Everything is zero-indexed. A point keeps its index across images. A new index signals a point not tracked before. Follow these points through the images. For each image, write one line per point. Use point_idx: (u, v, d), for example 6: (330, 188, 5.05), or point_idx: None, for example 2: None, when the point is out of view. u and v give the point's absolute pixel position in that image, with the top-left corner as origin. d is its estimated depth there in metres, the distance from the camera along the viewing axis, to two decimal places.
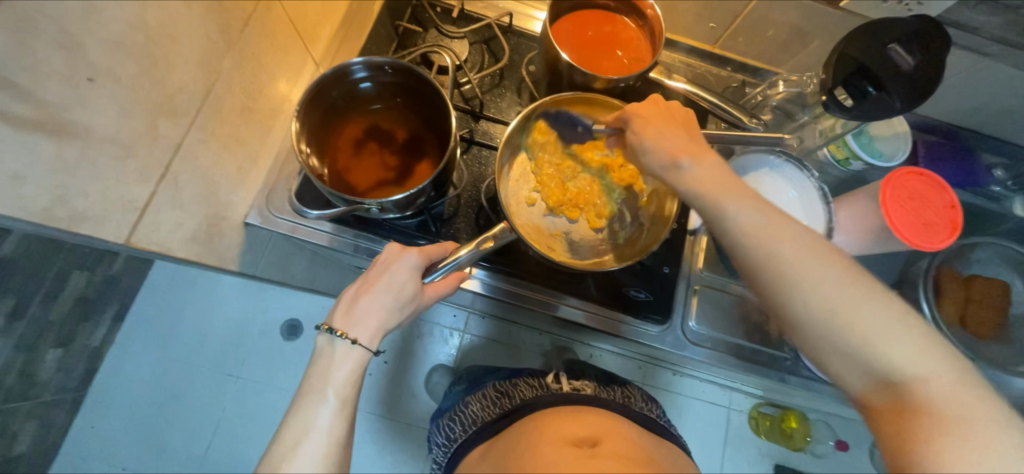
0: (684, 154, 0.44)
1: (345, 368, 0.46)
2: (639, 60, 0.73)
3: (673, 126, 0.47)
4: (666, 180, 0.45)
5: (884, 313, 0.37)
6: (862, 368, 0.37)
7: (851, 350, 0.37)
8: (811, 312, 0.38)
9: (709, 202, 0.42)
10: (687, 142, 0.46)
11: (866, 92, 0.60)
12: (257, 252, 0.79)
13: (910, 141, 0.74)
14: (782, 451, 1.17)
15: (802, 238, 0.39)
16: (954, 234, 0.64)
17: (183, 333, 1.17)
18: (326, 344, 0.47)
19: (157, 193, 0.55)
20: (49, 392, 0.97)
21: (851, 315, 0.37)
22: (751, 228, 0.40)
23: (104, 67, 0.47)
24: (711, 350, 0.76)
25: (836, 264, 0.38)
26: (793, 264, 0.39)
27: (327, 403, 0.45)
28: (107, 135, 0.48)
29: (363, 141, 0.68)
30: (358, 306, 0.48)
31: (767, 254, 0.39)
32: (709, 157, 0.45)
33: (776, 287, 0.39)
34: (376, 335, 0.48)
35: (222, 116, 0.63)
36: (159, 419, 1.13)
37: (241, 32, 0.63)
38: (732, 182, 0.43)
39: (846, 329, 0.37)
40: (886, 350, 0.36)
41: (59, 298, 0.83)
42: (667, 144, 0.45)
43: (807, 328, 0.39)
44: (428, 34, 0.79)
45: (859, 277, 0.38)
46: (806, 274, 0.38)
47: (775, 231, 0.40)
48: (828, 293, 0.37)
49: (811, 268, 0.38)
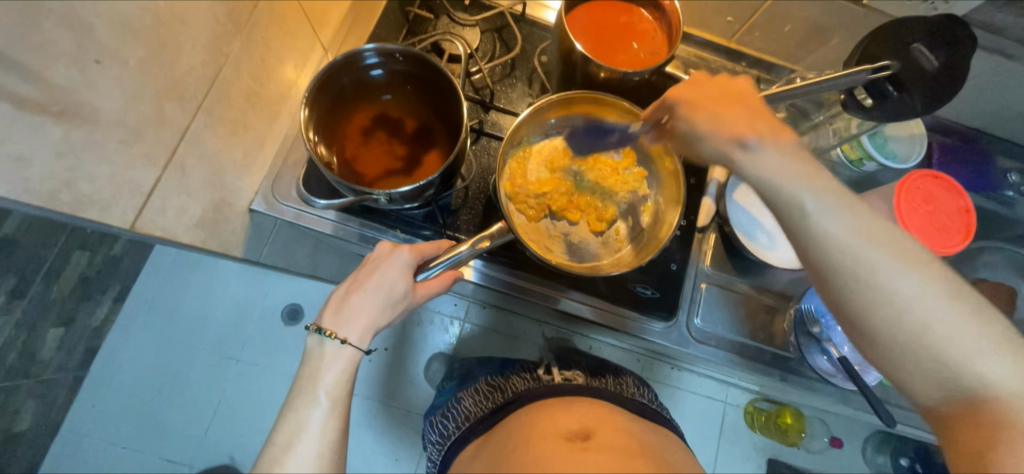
0: (749, 134, 0.40)
1: (336, 368, 0.46)
2: (655, 53, 0.72)
3: (742, 106, 0.43)
4: (727, 162, 0.41)
5: (976, 323, 0.34)
6: (946, 384, 0.35)
7: (938, 361, 0.34)
8: (897, 316, 0.35)
9: (784, 188, 0.39)
10: (758, 121, 0.42)
11: (887, 93, 0.58)
12: (261, 239, 0.78)
13: (925, 144, 0.73)
14: (776, 447, 1.19)
15: (890, 238, 0.36)
16: (967, 240, 0.64)
17: (182, 317, 1.17)
18: (315, 344, 0.47)
19: (164, 178, 0.55)
20: (50, 372, 0.97)
21: (940, 318, 0.34)
22: (829, 219, 0.37)
23: (111, 47, 0.46)
24: (715, 349, 0.76)
25: (926, 268, 0.36)
26: (879, 257, 0.36)
27: (318, 404, 0.44)
28: (114, 118, 0.47)
29: (371, 129, 0.66)
30: (348, 304, 0.48)
31: (850, 250, 0.36)
32: (785, 138, 0.41)
33: (859, 287, 0.36)
34: (367, 334, 0.48)
35: (229, 100, 0.62)
36: (159, 401, 1.14)
37: (249, 13, 0.62)
38: (804, 166, 0.39)
39: (935, 338, 0.34)
40: (976, 359, 0.34)
41: (61, 278, 0.81)
42: (737, 123, 0.41)
43: (888, 333, 0.36)
44: (439, 21, 0.78)
45: (955, 289, 0.35)
46: (894, 277, 0.35)
47: (860, 227, 0.37)
48: (916, 296, 0.35)
49: (900, 271, 0.35)
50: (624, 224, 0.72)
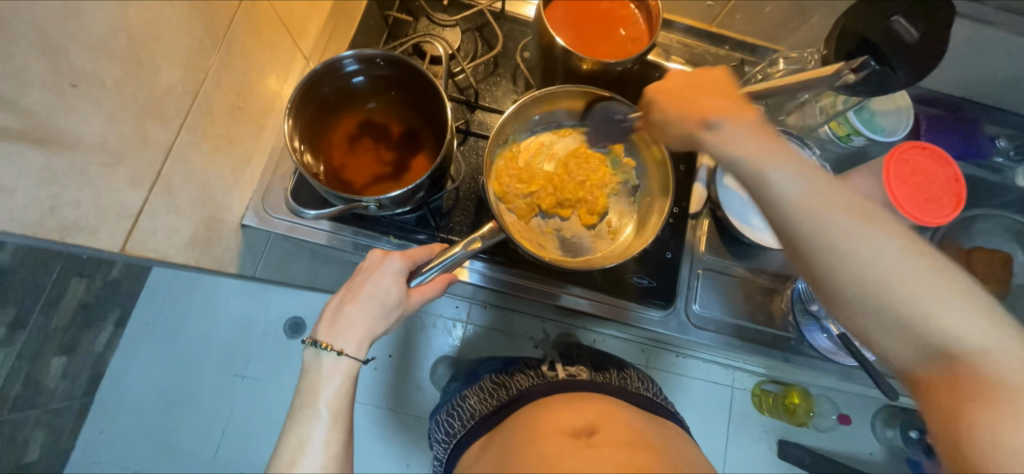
0: (714, 113, 0.43)
1: (334, 381, 0.46)
2: (636, 42, 0.72)
3: (707, 93, 0.45)
4: (698, 143, 0.44)
5: (939, 280, 0.34)
6: (920, 345, 0.34)
7: (905, 322, 0.34)
8: (863, 276, 0.36)
9: (748, 164, 0.41)
10: (726, 103, 0.44)
11: (870, 66, 0.57)
12: (256, 254, 0.78)
13: (912, 115, 0.73)
14: (786, 427, 1.19)
15: (845, 203, 0.37)
16: (959, 208, 0.64)
17: (186, 335, 1.16)
18: (312, 357, 0.47)
19: (151, 198, 0.54)
20: (55, 400, 0.97)
21: (899, 274, 0.35)
22: (790, 190, 0.39)
23: (87, 71, 0.45)
24: (715, 333, 0.76)
25: (888, 227, 0.36)
26: (840, 223, 0.37)
27: (320, 418, 0.44)
28: (95, 141, 0.47)
29: (357, 136, 0.66)
30: (343, 315, 0.49)
31: (808, 214, 0.38)
32: (749, 118, 0.43)
33: (824, 250, 0.37)
34: (363, 343, 0.48)
35: (212, 116, 0.62)
36: (167, 422, 1.13)
37: (226, 28, 0.61)
38: (773, 142, 0.41)
39: (902, 298, 0.34)
40: (939, 315, 0.33)
41: (59, 307, 0.82)
42: (701, 107, 0.44)
43: (857, 292, 0.36)
44: (419, 24, 0.77)
45: (918, 250, 0.36)
46: (855, 236, 0.36)
47: (816, 192, 0.38)
48: (878, 257, 0.35)
49: (861, 231, 0.36)
50: (614, 217, 0.72)
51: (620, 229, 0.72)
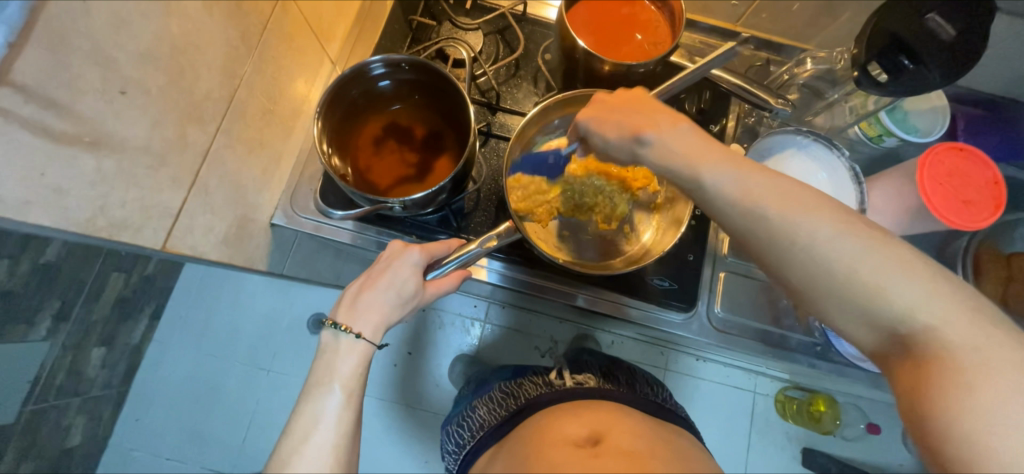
0: (647, 128, 0.44)
1: (351, 361, 0.48)
2: (658, 44, 0.71)
3: (628, 108, 0.47)
4: (632, 155, 0.46)
5: (878, 258, 0.36)
6: (875, 324, 0.36)
7: (858, 301, 0.36)
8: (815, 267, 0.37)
9: (678, 165, 0.43)
10: (658, 116, 0.45)
11: (902, 66, 0.57)
12: (283, 252, 0.81)
13: (948, 116, 0.70)
14: (810, 435, 1.16)
15: (778, 193, 0.40)
16: (997, 213, 0.61)
17: (215, 329, 1.20)
18: (331, 339, 0.49)
19: (189, 198, 0.57)
20: (95, 388, 1.03)
21: (837, 258, 0.37)
22: (721, 185, 0.41)
23: (135, 78, 0.48)
24: (737, 337, 0.75)
25: (826, 215, 0.38)
26: (773, 213, 0.39)
27: (333, 393, 0.46)
28: (140, 145, 0.50)
29: (383, 139, 0.68)
30: (361, 300, 0.50)
31: (747, 211, 0.40)
32: (677, 123, 0.44)
33: (773, 243, 0.39)
34: (379, 329, 0.50)
35: (245, 120, 0.64)
36: (196, 413, 1.18)
37: (260, 35, 0.64)
38: (704, 146, 0.43)
39: (850, 279, 0.36)
40: (885, 293, 0.35)
41: (100, 301, 0.87)
42: (632, 120, 0.45)
43: (812, 282, 0.38)
44: (442, 27, 0.79)
45: (858, 232, 0.37)
46: (798, 229, 0.38)
47: (753, 186, 0.40)
48: (824, 246, 0.37)
49: (796, 219, 0.38)
50: (632, 222, 0.72)
51: (638, 234, 0.72)
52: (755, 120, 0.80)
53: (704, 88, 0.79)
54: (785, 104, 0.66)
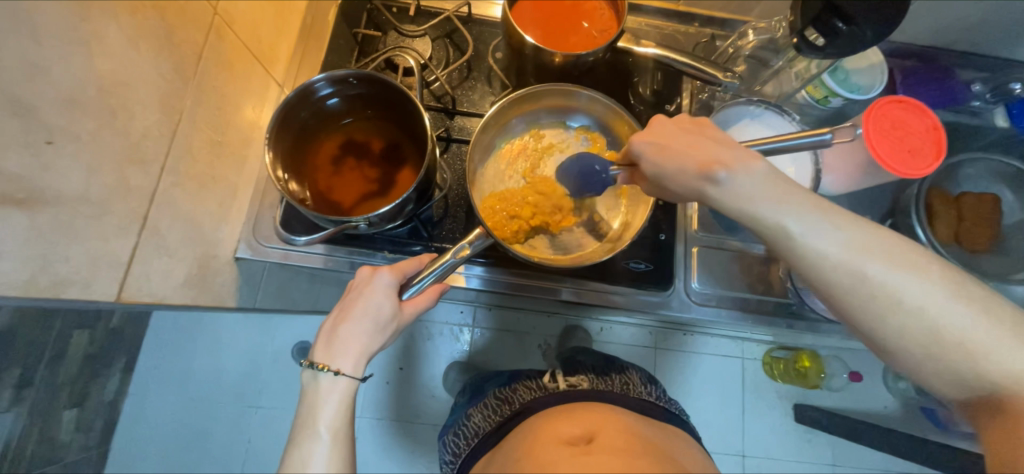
0: (716, 166, 0.44)
1: (333, 400, 0.47)
2: (604, 33, 0.72)
3: (701, 139, 0.46)
4: (701, 195, 0.45)
5: (983, 317, 0.39)
6: (964, 383, 0.40)
7: (916, 332, 0.40)
8: (883, 306, 0.40)
9: (768, 218, 0.42)
10: (721, 150, 0.45)
11: (837, 29, 0.59)
12: (253, 285, 0.78)
13: (885, 71, 0.74)
14: (799, 391, 1.20)
15: (883, 249, 0.41)
16: (939, 157, 0.65)
17: (194, 373, 1.16)
18: (311, 379, 0.48)
19: (141, 244, 0.54)
20: (71, 452, 0.98)
21: (945, 315, 0.39)
22: (824, 243, 0.41)
23: (61, 126, 0.46)
24: (718, 308, 0.77)
25: (911, 265, 0.40)
26: (879, 272, 0.40)
27: (320, 439, 0.45)
28: (77, 195, 0.47)
29: (340, 157, 0.66)
30: (338, 335, 0.49)
31: (853, 270, 0.41)
32: (753, 163, 0.43)
33: (853, 291, 0.41)
34: (360, 361, 0.49)
35: (192, 155, 0.62)
36: (186, 461, 1.13)
37: (196, 66, 0.61)
38: (782, 194, 0.43)
39: (958, 340, 0.39)
40: (991, 350, 0.38)
41: (65, 361, 0.82)
42: (705, 154, 0.45)
43: (917, 342, 0.40)
44: (388, 37, 0.77)
45: (960, 288, 0.40)
46: (905, 289, 0.40)
47: (864, 249, 0.41)
48: (896, 288, 0.40)
49: (902, 283, 0.40)
50: (602, 212, 0.72)
51: (608, 225, 0.72)
52: (709, 95, 0.81)
53: (656, 70, 0.80)
54: (733, 77, 0.67)
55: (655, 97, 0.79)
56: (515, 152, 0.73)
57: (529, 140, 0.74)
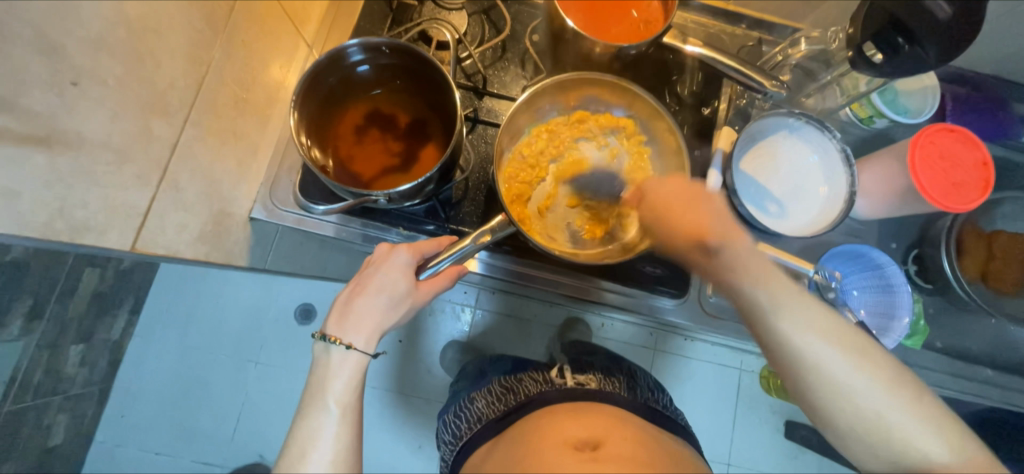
0: (710, 238, 0.43)
1: (345, 374, 0.47)
2: (647, 27, 0.69)
3: (703, 209, 0.45)
4: (696, 264, 0.45)
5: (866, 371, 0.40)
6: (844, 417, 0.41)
7: (850, 415, 0.41)
8: (823, 386, 0.41)
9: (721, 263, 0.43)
10: (721, 222, 0.44)
11: (898, 45, 0.56)
12: (265, 245, 0.77)
13: (938, 96, 0.71)
14: (793, 409, 1.20)
15: (800, 305, 0.42)
16: (985, 193, 0.62)
17: (199, 323, 1.17)
18: (322, 351, 0.48)
19: (159, 196, 0.54)
20: (75, 386, 1.00)
21: (831, 366, 0.41)
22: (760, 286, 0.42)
23: (87, 68, 0.45)
24: (729, 322, 0.76)
25: (884, 372, 0.41)
26: (783, 317, 0.41)
27: (330, 413, 0.45)
28: (99, 140, 0.47)
29: (364, 127, 0.65)
30: (352, 309, 0.49)
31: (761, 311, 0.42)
32: (742, 237, 0.43)
33: (797, 368, 0.42)
34: (372, 338, 0.49)
35: (216, 109, 0.60)
36: (185, 407, 1.16)
37: (227, 18, 0.60)
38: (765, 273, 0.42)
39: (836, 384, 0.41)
40: (865, 400, 0.40)
41: (74, 299, 0.83)
42: (697, 224, 0.44)
43: (805, 383, 0.42)
44: (424, 7, 0.74)
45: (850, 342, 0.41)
46: (800, 336, 0.41)
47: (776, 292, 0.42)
48: (868, 396, 0.40)
49: (801, 332, 0.41)
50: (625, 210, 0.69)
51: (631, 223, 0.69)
52: (747, 102, 0.77)
53: (698, 70, 0.77)
54: (780, 86, 0.64)
55: (694, 98, 0.77)
56: (543, 140, 0.71)
57: (564, 124, 0.71)
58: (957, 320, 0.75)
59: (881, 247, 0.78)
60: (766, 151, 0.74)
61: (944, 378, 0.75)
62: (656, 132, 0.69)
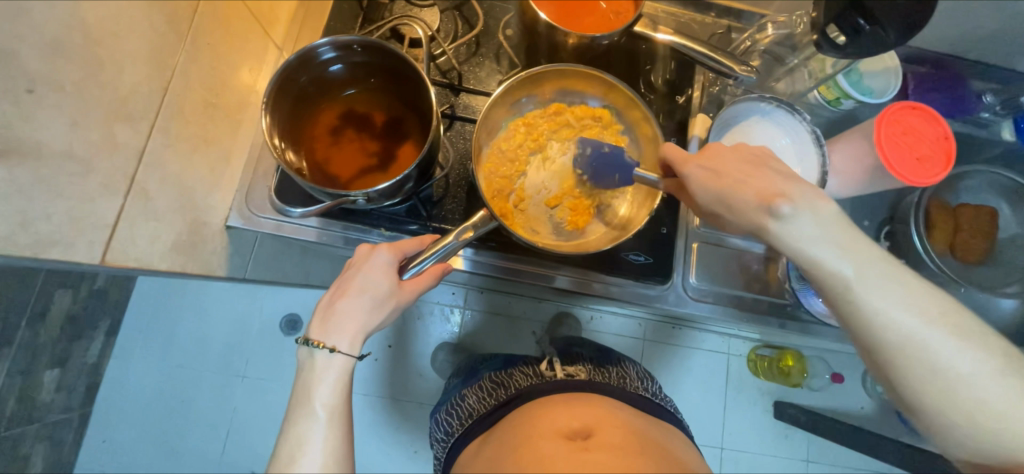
0: (780, 199, 0.43)
1: (330, 377, 0.46)
2: (618, 16, 0.69)
3: (768, 171, 0.47)
4: (762, 228, 0.45)
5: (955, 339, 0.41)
6: (932, 385, 0.41)
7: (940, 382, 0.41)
8: (912, 355, 0.41)
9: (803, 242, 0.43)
10: (778, 179, 0.46)
11: (859, 27, 0.57)
12: (244, 255, 0.75)
13: (899, 76, 0.73)
14: (780, 389, 1.22)
15: (880, 272, 0.42)
16: (948, 166, 0.64)
17: (180, 340, 1.14)
18: (306, 356, 0.47)
19: (127, 206, 0.52)
20: (53, 412, 0.97)
21: (919, 333, 0.41)
22: (835, 258, 0.43)
23: (42, 75, 0.43)
24: (713, 305, 0.77)
25: (961, 332, 0.41)
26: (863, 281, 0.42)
27: (317, 417, 0.45)
28: (60, 149, 0.45)
29: (340, 128, 0.64)
30: (335, 311, 0.49)
31: (843, 283, 0.43)
32: (821, 198, 0.44)
33: (880, 341, 0.42)
34: (357, 340, 0.48)
35: (185, 115, 0.59)
36: (169, 426, 1.12)
37: (190, 21, 0.59)
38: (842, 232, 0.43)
39: (925, 351, 0.41)
40: (954, 366, 0.40)
41: (46, 321, 0.80)
42: (765, 187, 0.45)
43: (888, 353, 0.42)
44: (395, 5, 0.74)
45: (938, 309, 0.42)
46: (883, 302, 0.41)
47: (857, 260, 0.42)
48: (946, 354, 0.40)
49: (885, 299, 0.41)
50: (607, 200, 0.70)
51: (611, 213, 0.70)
52: (720, 89, 0.79)
53: (670, 59, 0.78)
54: (751, 71, 0.65)
55: (667, 87, 0.78)
56: (522, 133, 0.70)
57: (541, 117, 0.71)
58: None
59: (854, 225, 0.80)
60: (741, 135, 0.75)
61: None
62: (632, 122, 0.70)
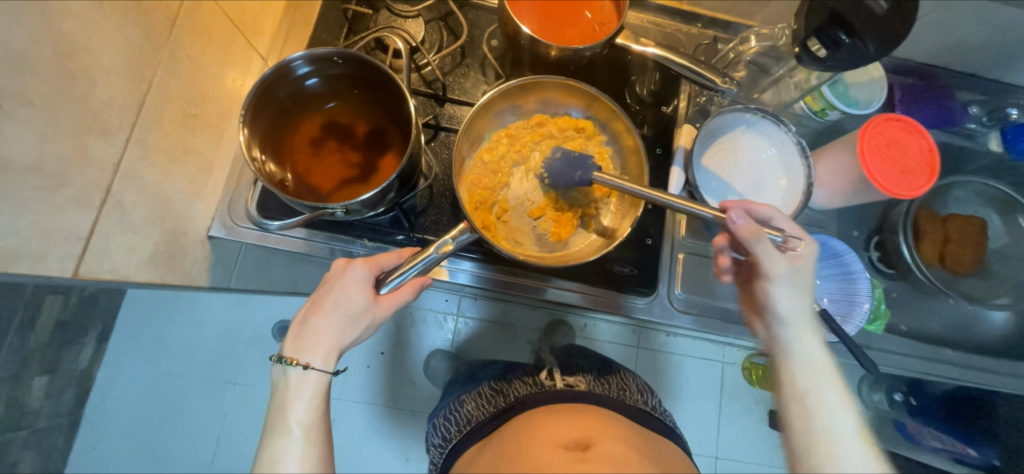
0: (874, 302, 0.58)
1: (306, 393, 0.46)
2: (601, 27, 0.70)
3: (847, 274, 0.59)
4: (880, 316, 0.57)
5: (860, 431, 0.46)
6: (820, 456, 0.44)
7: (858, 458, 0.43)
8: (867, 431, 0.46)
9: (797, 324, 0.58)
10: None
11: (840, 41, 0.57)
12: (229, 264, 0.75)
13: (884, 88, 0.73)
14: None
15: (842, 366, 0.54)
16: (932, 178, 0.64)
17: (171, 347, 1.14)
18: (280, 374, 0.47)
19: (101, 219, 0.52)
20: (42, 420, 0.94)
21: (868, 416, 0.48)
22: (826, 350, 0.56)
23: (9, 89, 0.43)
24: (699, 316, 0.76)
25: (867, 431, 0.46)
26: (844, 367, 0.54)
27: (292, 435, 0.44)
28: (29, 163, 0.45)
29: (321, 139, 0.64)
30: (309, 328, 0.48)
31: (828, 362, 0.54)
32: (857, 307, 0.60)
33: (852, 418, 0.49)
34: (331, 356, 0.48)
35: (163, 126, 0.59)
36: (161, 433, 1.13)
37: (168, 33, 0.59)
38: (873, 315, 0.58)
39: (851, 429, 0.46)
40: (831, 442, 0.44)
41: (36, 328, 0.78)
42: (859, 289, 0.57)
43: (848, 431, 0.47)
44: (379, 16, 0.74)
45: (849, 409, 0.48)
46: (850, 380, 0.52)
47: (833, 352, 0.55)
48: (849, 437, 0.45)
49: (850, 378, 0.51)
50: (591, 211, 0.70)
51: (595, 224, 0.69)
52: (707, 100, 0.79)
53: (655, 70, 0.78)
54: (731, 83, 0.64)
55: (652, 97, 0.78)
56: (505, 145, 0.70)
57: (525, 128, 0.71)
58: (921, 303, 0.77)
59: (843, 236, 0.79)
60: (725, 147, 0.75)
61: (914, 360, 0.77)
62: (616, 132, 0.70)
